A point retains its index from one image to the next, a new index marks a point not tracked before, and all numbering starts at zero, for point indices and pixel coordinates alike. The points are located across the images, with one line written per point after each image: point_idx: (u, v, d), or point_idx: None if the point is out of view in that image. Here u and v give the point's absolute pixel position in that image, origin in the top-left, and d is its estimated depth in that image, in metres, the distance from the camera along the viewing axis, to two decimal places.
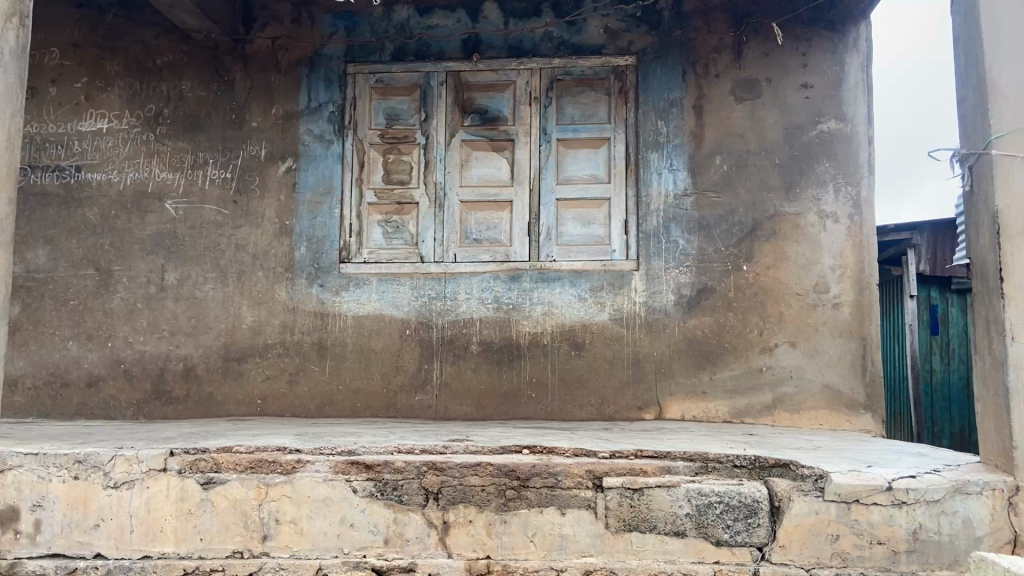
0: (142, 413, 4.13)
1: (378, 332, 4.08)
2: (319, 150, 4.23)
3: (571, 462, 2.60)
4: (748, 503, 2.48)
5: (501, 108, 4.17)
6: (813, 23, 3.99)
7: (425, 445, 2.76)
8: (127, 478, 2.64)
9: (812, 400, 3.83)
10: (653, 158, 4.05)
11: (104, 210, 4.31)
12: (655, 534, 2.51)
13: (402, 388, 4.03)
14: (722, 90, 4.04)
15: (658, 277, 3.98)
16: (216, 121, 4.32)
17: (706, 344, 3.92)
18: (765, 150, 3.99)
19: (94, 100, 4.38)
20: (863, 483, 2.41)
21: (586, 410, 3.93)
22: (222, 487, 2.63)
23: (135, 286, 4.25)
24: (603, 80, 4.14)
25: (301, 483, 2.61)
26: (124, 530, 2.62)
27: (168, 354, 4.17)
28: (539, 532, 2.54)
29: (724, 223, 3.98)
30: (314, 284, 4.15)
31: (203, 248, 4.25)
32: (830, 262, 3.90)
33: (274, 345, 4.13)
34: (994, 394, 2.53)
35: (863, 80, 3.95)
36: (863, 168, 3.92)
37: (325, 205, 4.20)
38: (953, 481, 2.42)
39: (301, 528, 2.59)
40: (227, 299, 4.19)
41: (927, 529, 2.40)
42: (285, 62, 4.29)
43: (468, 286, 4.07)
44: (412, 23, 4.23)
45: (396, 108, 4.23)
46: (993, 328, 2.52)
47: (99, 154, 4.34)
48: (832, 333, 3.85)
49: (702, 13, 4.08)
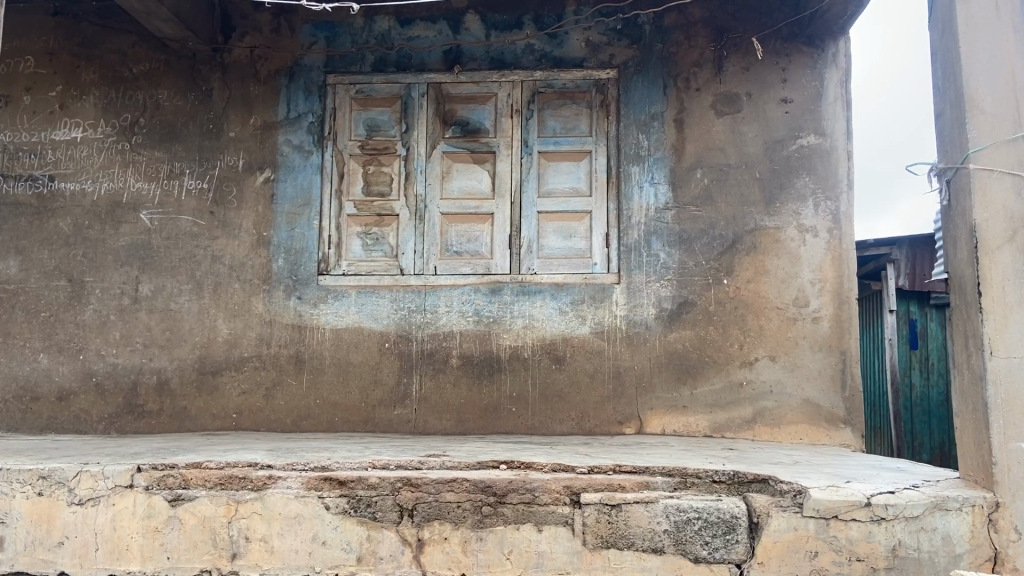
0: (114, 427, 4.06)
1: (357, 345, 4.03)
2: (299, 161, 4.19)
3: (549, 478, 2.56)
4: (727, 519, 2.46)
5: (482, 120, 4.14)
6: (792, 38, 4.00)
7: (400, 461, 2.71)
8: (92, 495, 2.63)
9: (792, 414, 3.82)
10: (634, 171, 4.04)
11: (77, 220, 4.25)
12: (633, 551, 2.48)
13: (381, 402, 3.98)
14: (703, 105, 4.04)
15: (639, 290, 3.96)
16: (193, 131, 4.27)
17: (686, 359, 3.90)
18: (746, 165, 3.99)
19: (69, 109, 4.33)
20: (842, 499, 2.38)
21: (566, 424, 3.90)
22: (190, 504, 2.61)
23: (108, 298, 4.18)
24: (584, 93, 4.13)
25: (271, 499, 2.58)
26: (88, 547, 2.61)
27: (142, 367, 4.11)
28: (515, 549, 2.51)
29: (705, 236, 3.97)
30: (292, 296, 4.10)
31: (178, 258, 4.19)
32: (810, 276, 3.89)
33: (250, 358, 4.07)
34: (973, 408, 2.51)
35: (842, 95, 3.96)
36: (842, 183, 3.92)
37: (304, 216, 4.15)
38: (933, 497, 2.40)
39: (271, 545, 2.56)
40: (202, 311, 4.14)
41: (906, 546, 2.37)
42: (264, 72, 4.25)
43: (449, 299, 4.03)
44: (393, 34, 4.20)
45: (376, 119, 4.20)
46: (971, 342, 2.52)
47: (73, 163, 4.29)
48: (812, 347, 3.84)
49: (683, 27, 4.08)
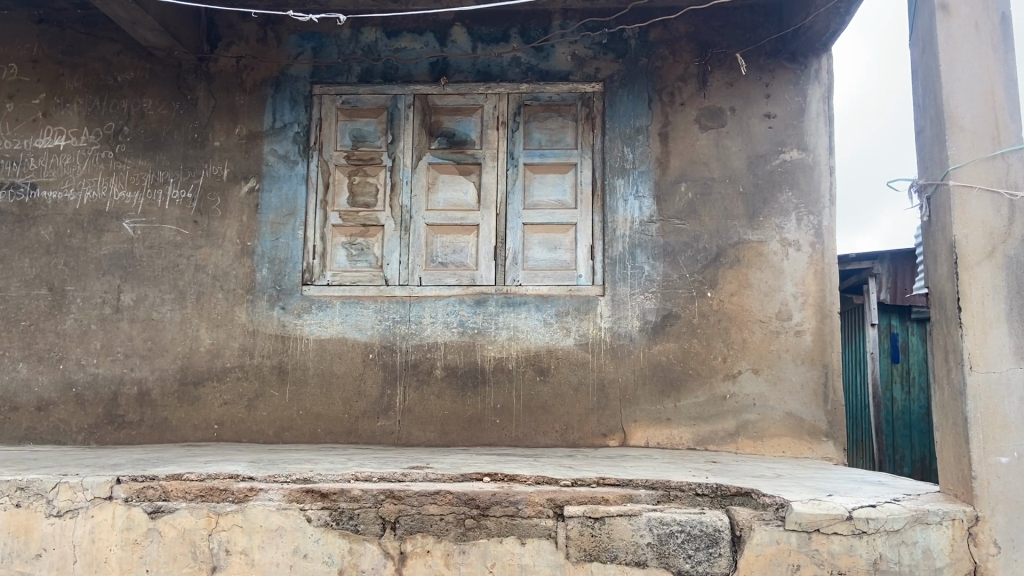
0: (93, 438, 4.02)
1: (340, 356, 4.01)
2: (284, 171, 4.18)
3: (533, 490, 2.56)
4: (709, 532, 2.47)
5: (468, 131, 4.15)
6: (775, 54, 4.04)
7: (383, 472, 2.71)
8: (71, 506, 2.63)
9: (774, 428, 3.83)
10: (619, 184, 4.05)
11: (59, 229, 4.22)
12: (616, 565, 2.48)
13: (363, 414, 3.97)
14: (687, 119, 4.06)
15: (623, 302, 3.97)
16: (177, 139, 4.25)
17: (670, 371, 3.91)
18: (730, 179, 4.02)
19: (52, 117, 4.30)
20: (824, 512, 2.39)
21: (550, 436, 3.90)
22: (170, 516, 2.60)
23: (89, 307, 4.15)
24: (570, 106, 4.15)
25: (253, 512, 2.57)
26: (67, 560, 2.61)
27: (122, 378, 4.07)
28: (498, 563, 2.51)
29: (688, 249, 3.99)
30: (275, 306, 4.08)
31: (161, 268, 4.17)
32: (792, 289, 3.92)
33: (233, 369, 4.05)
34: (953, 423, 2.53)
35: (824, 111, 4.00)
36: (824, 197, 3.96)
37: (289, 225, 4.14)
38: (913, 511, 2.42)
39: (252, 558, 2.55)
40: (185, 321, 4.11)
41: (887, 560, 2.39)
42: (249, 82, 4.24)
43: (433, 310, 4.02)
44: (379, 45, 4.20)
45: (362, 130, 4.20)
46: (951, 356, 2.53)
47: (55, 172, 4.26)
48: (795, 361, 3.86)
49: (668, 42, 4.11)
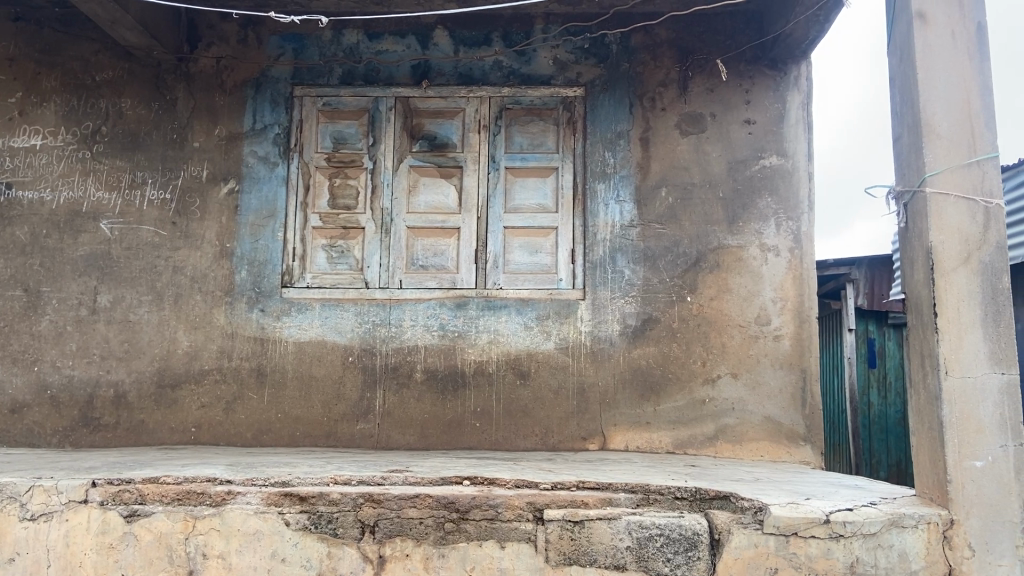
0: (68, 441, 3.97)
1: (320, 358, 3.99)
2: (264, 172, 4.15)
3: (512, 494, 2.56)
4: (688, 536, 2.48)
5: (450, 135, 4.15)
6: (755, 60, 4.07)
7: (363, 476, 2.70)
8: (45, 510, 2.60)
9: (753, 432, 3.86)
10: (600, 188, 4.06)
11: (35, 229, 4.17)
12: (595, 568, 2.49)
13: (343, 417, 3.95)
14: (668, 124, 4.08)
15: (603, 306, 3.98)
16: (156, 140, 4.22)
17: (650, 375, 3.92)
18: (710, 184, 4.04)
19: (29, 116, 4.25)
20: (802, 516, 2.41)
21: (530, 440, 3.90)
22: (146, 520, 2.58)
23: (65, 308, 4.10)
24: (551, 111, 4.16)
25: (230, 515, 2.55)
26: (40, 564, 2.58)
27: (98, 380, 4.03)
28: (477, 566, 2.51)
29: (668, 254, 4.01)
30: (254, 308, 4.05)
31: (139, 269, 4.13)
32: (771, 294, 3.95)
33: (211, 371, 4.02)
34: (928, 427, 2.55)
35: (803, 117, 4.03)
36: (803, 203, 3.99)
37: (268, 227, 4.11)
38: (889, 514, 2.44)
39: (229, 562, 2.54)
40: (163, 323, 4.07)
41: (864, 562, 2.41)
42: (229, 82, 4.22)
43: (414, 313, 4.01)
44: (361, 47, 4.19)
45: (343, 132, 4.18)
46: (927, 362, 2.56)
47: (32, 172, 4.21)
48: (773, 365, 3.89)
49: (649, 48, 4.13)
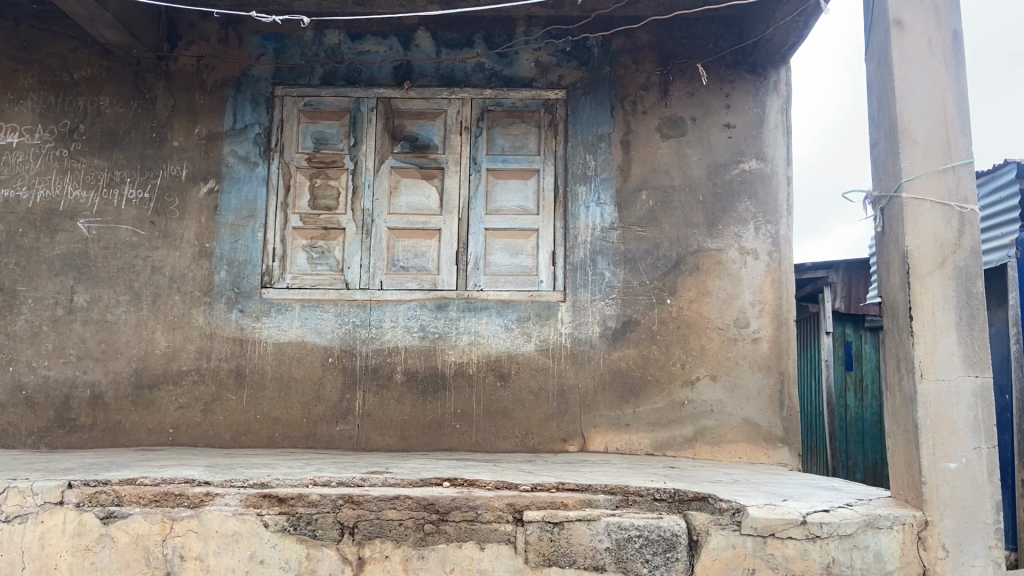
0: (44, 441, 3.93)
1: (299, 359, 3.98)
2: (244, 172, 4.13)
3: (492, 495, 2.57)
4: (667, 537, 2.50)
5: (431, 136, 4.15)
6: (736, 65, 4.11)
7: (342, 477, 2.69)
8: (20, 511, 2.57)
9: (732, 433, 3.88)
10: (581, 191, 4.07)
11: (10, 228, 4.12)
12: (574, 569, 2.49)
13: (322, 418, 3.93)
14: (649, 127, 4.11)
15: (584, 309, 3.99)
16: (135, 138, 4.18)
17: (629, 377, 3.94)
18: (690, 187, 4.07)
19: (5, 113, 4.20)
20: (779, 517, 2.43)
21: (510, 442, 3.90)
22: (122, 521, 2.56)
23: (41, 308, 4.05)
24: (533, 113, 4.16)
25: (208, 517, 2.54)
26: (14, 566, 2.55)
27: (75, 380, 3.99)
28: (457, 568, 2.51)
29: (649, 257, 4.03)
30: (233, 309, 4.03)
31: (116, 269, 4.09)
32: (750, 297, 3.98)
33: (189, 372, 3.99)
34: (904, 429, 2.59)
35: (782, 122, 4.07)
36: (782, 207, 4.03)
37: (248, 228, 4.09)
38: (865, 515, 2.46)
39: (207, 564, 2.52)
40: (141, 323, 4.04)
41: (840, 563, 2.43)
42: (209, 81, 4.19)
43: (394, 314, 4.01)
44: (343, 48, 4.18)
45: (324, 132, 4.17)
46: (903, 365, 2.59)
47: (7, 170, 4.17)
48: (752, 367, 3.92)
49: (631, 51, 4.15)
